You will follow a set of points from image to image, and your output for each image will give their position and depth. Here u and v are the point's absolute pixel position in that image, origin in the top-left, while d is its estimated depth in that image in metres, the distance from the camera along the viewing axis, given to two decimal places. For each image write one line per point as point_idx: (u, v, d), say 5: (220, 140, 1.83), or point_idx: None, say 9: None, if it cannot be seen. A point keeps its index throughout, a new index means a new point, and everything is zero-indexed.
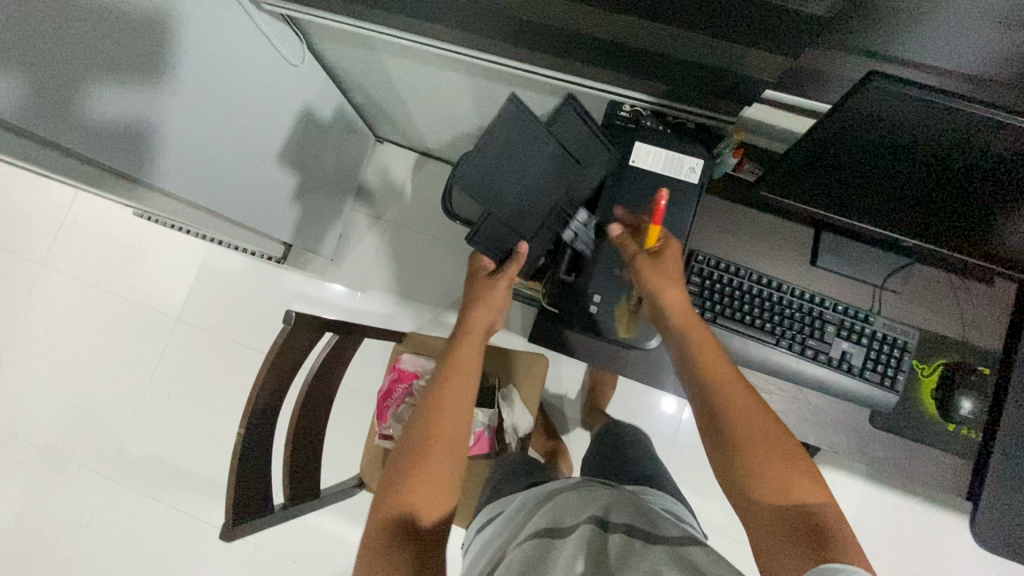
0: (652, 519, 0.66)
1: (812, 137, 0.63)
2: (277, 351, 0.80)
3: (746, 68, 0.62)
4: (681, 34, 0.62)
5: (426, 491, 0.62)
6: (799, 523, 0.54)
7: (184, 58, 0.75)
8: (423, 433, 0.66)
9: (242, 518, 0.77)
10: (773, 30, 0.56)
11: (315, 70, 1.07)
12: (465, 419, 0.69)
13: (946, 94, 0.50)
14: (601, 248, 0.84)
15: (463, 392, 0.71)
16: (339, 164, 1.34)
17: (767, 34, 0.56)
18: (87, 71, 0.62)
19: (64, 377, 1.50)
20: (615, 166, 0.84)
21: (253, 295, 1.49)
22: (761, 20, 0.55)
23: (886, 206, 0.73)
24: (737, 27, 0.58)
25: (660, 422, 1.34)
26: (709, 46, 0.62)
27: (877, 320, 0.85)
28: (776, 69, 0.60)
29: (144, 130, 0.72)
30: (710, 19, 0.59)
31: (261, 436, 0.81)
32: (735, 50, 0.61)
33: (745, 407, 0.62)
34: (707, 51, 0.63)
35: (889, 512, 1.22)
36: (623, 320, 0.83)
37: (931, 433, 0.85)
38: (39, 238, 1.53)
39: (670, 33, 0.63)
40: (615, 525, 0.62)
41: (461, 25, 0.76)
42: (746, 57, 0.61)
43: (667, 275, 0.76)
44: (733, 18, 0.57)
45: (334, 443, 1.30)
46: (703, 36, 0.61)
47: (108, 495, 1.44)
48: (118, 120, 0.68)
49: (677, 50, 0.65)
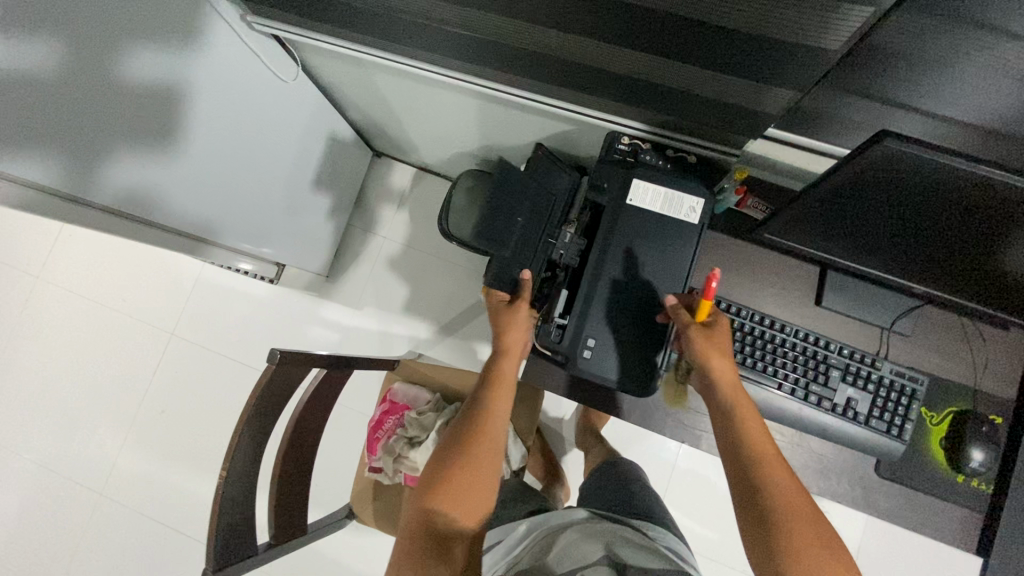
0: (659, 558, 0.65)
1: (821, 186, 0.61)
2: (264, 386, 0.77)
3: (754, 103, 0.60)
4: (684, 72, 0.59)
5: (463, 500, 0.63)
6: None
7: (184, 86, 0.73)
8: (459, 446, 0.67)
9: (224, 564, 0.75)
10: (783, 67, 0.53)
11: (312, 90, 1.04)
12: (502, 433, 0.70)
13: (954, 156, 0.50)
14: (598, 286, 0.78)
15: (502, 410, 0.72)
16: (336, 182, 1.32)
17: (775, 72, 0.54)
18: (78, 101, 0.60)
19: (57, 390, 1.48)
20: (614, 200, 0.79)
21: (249, 312, 1.46)
22: (770, 58, 0.53)
23: (888, 252, 0.71)
24: (744, 66, 0.55)
25: (659, 451, 1.30)
26: (714, 83, 0.60)
27: (884, 366, 0.82)
28: (783, 103, 0.58)
29: (135, 156, 0.70)
30: (717, 60, 0.56)
31: (247, 471, 0.79)
32: (740, 86, 0.58)
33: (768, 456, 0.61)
34: (713, 87, 0.60)
35: (897, 549, 1.17)
36: (669, 391, 0.89)
37: (938, 480, 0.83)
38: (34, 251, 1.52)
39: (673, 67, 0.59)
40: (625, 568, 0.61)
41: (459, 56, 0.74)
42: (754, 92, 0.59)
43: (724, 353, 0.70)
44: (740, 57, 0.54)
45: (326, 467, 1.27)
46: (706, 71, 0.58)
47: (97, 511, 1.42)
48: (106, 147, 0.66)
49: (681, 84, 0.62)
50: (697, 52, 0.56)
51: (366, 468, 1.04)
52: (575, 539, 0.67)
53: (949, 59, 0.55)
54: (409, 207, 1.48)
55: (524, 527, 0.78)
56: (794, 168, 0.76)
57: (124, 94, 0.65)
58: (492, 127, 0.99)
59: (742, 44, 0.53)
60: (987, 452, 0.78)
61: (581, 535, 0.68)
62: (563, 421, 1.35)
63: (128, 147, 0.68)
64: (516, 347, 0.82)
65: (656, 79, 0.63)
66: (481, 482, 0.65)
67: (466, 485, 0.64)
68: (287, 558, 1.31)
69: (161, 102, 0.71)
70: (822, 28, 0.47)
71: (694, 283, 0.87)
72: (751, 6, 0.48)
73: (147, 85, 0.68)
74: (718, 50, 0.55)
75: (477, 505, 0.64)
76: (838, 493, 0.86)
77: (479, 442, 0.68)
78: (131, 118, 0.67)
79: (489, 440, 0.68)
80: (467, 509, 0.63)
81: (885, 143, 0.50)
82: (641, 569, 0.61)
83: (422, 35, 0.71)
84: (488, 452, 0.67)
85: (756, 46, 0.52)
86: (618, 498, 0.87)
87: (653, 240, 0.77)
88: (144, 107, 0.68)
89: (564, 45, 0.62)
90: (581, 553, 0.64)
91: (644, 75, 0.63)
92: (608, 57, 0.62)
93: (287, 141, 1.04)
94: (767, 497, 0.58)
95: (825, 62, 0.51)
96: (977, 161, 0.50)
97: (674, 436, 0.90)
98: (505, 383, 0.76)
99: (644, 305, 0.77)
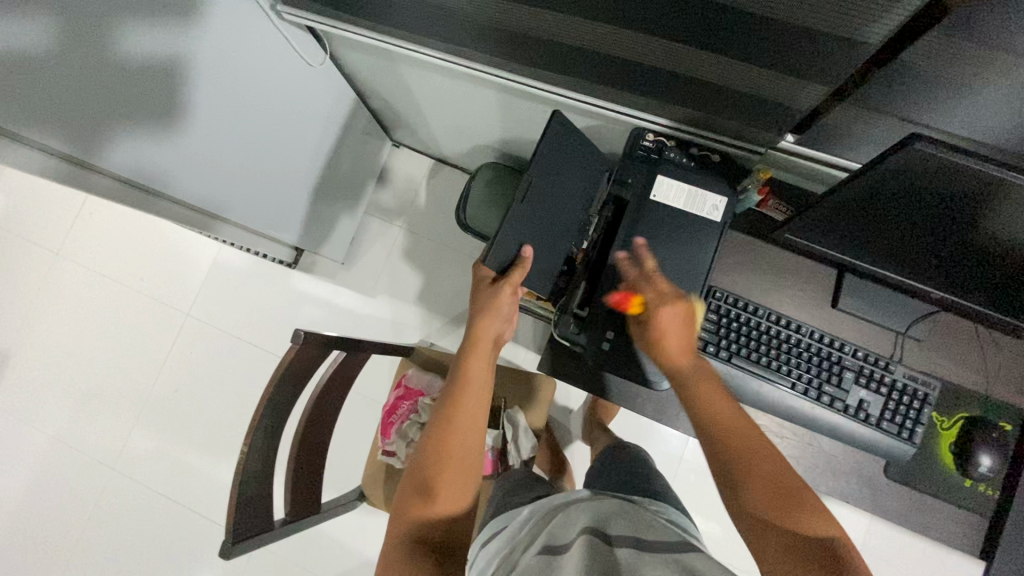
0: (658, 531, 0.65)
1: (848, 189, 0.62)
2: (287, 365, 0.79)
3: (786, 99, 0.61)
4: (715, 64, 0.60)
5: (449, 501, 0.63)
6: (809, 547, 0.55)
7: (201, 67, 0.74)
8: (439, 441, 0.66)
9: (241, 536, 0.77)
10: (816, 60, 0.54)
11: (334, 79, 1.06)
12: (481, 424, 0.69)
13: (966, 154, 0.51)
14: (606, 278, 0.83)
15: (478, 407, 0.70)
16: (353, 170, 1.33)
17: (809, 61, 0.54)
18: (97, 67, 0.62)
19: (72, 367, 1.50)
20: (701, 239, 0.81)
21: (264, 295, 1.48)
22: (800, 50, 0.54)
23: (905, 256, 0.72)
24: (776, 62, 0.56)
25: (666, 447, 1.31)
26: (745, 77, 0.61)
27: (897, 369, 0.84)
28: (814, 98, 0.59)
29: (148, 117, 0.71)
30: (754, 51, 0.56)
31: (267, 445, 0.80)
32: (770, 78, 0.59)
33: (740, 438, 0.63)
34: (746, 80, 0.61)
35: (901, 552, 1.18)
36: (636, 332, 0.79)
37: (945, 482, 0.84)
38: (54, 228, 1.54)
39: (708, 59, 0.60)
40: (621, 540, 0.62)
41: (487, 48, 0.74)
42: (785, 87, 0.59)
43: (677, 327, 0.73)
44: (777, 51, 0.55)
45: (339, 449, 1.30)
46: (738, 64, 0.59)
47: (109, 485, 1.44)
48: (112, 111, 0.67)
49: (710, 77, 0.63)
50: (735, 42, 0.56)
51: (380, 451, 1.07)
52: (570, 517, 0.68)
53: (964, 78, 0.53)
54: (426, 197, 1.49)
55: (526, 511, 0.78)
56: (819, 172, 0.75)
57: (139, 63, 0.66)
58: (515, 122, 1.00)
59: (780, 38, 0.53)
60: (996, 459, 0.79)
61: (579, 513, 0.69)
62: (572, 414, 1.37)
63: (141, 110, 0.69)
64: (489, 333, 0.81)
65: (686, 71, 0.64)
66: (454, 491, 0.64)
67: (448, 483, 0.63)
68: (296, 538, 1.34)
69: (174, 72, 0.71)
70: (855, 26, 0.48)
71: (712, 281, 0.88)
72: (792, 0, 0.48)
73: (165, 61, 0.69)
74: (755, 43, 0.55)
75: (458, 499, 0.64)
76: (846, 493, 0.88)
77: (446, 459, 0.65)
78: (145, 86, 0.68)
79: (460, 449, 0.66)
80: (453, 501, 0.64)
81: (915, 146, 0.51)
82: (637, 539, 0.62)
83: (451, 25, 0.72)
84: (463, 446, 0.66)
85: (793, 40, 0.53)
86: (624, 483, 0.89)
87: (674, 236, 0.81)
88: (152, 87, 0.69)
89: (595, 36, 0.63)
90: (575, 529, 0.65)
91: (675, 68, 0.64)
92: (641, 47, 0.62)
93: (308, 128, 1.05)
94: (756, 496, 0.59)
95: (861, 54, 0.51)
96: (983, 159, 0.51)
97: (685, 431, 0.91)
98: (476, 377, 0.73)
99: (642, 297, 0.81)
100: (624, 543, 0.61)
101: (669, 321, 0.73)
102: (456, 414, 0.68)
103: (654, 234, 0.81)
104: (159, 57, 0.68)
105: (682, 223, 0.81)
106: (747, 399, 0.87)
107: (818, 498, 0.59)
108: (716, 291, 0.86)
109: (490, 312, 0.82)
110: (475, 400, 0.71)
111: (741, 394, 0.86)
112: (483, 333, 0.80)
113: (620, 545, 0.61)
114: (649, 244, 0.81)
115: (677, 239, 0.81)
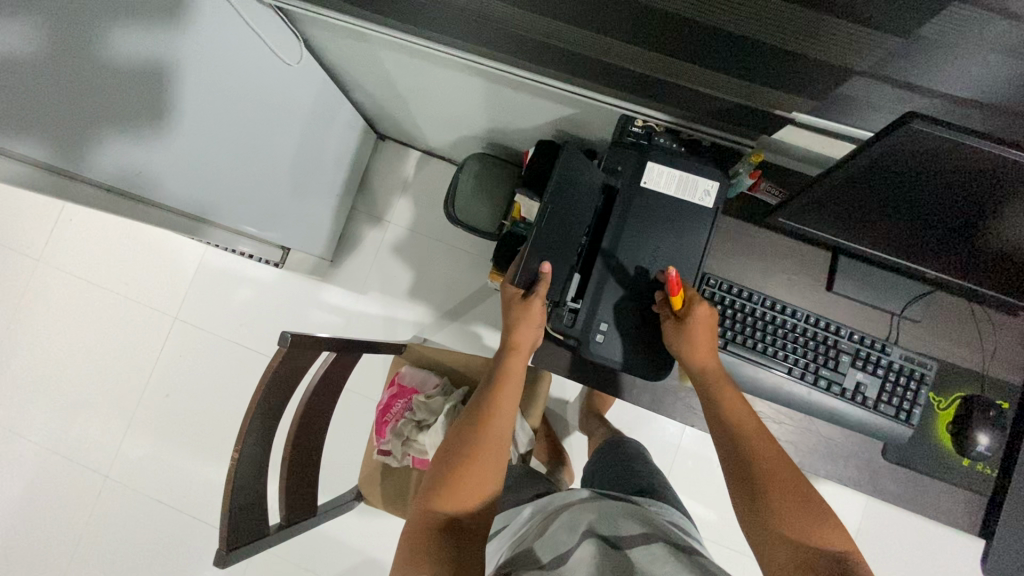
0: (662, 532, 0.64)
1: (843, 174, 0.60)
2: (275, 370, 0.76)
3: (748, 100, 0.62)
4: (686, 72, 0.61)
5: (468, 496, 0.61)
6: (815, 558, 0.56)
7: (173, 70, 0.70)
8: (467, 437, 0.66)
9: (236, 545, 0.76)
10: (788, 72, 0.55)
11: (317, 74, 1.02)
12: (510, 429, 0.69)
13: (966, 134, 0.49)
14: (592, 270, 0.81)
15: (508, 411, 0.70)
16: (339, 167, 1.30)
17: (776, 75, 0.56)
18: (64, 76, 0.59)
19: (61, 375, 1.48)
20: (694, 227, 0.79)
21: (253, 296, 1.46)
22: (767, 63, 0.55)
23: (901, 237, 0.71)
24: (748, 71, 0.57)
25: (663, 435, 1.31)
26: (717, 80, 0.61)
27: (894, 351, 0.84)
28: (783, 104, 0.61)
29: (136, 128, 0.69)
30: (723, 61, 0.57)
31: (259, 452, 0.78)
32: (744, 89, 0.61)
33: (753, 438, 0.66)
34: (714, 85, 0.62)
35: (896, 529, 1.20)
36: (669, 331, 0.75)
37: (943, 463, 0.84)
38: (34, 234, 1.50)
39: (682, 66, 0.60)
40: (627, 543, 0.61)
41: (470, 38, 0.71)
42: (755, 92, 0.61)
43: (705, 330, 0.74)
44: (741, 60, 0.56)
45: (336, 449, 1.29)
46: (708, 70, 0.59)
47: (106, 495, 1.42)
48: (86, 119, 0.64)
49: (684, 82, 0.63)
50: (700, 51, 0.56)
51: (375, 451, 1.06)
52: (573, 514, 0.67)
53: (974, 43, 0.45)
54: (415, 191, 1.47)
55: (530, 509, 0.77)
56: (810, 154, 0.74)
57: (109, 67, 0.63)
58: (503, 111, 0.97)
59: (756, 52, 0.54)
60: (995, 437, 0.79)
61: (584, 510, 0.68)
62: (569, 404, 1.36)
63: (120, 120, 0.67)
64: (526, 343, 0.78)
65: (668, 78, 0.63)
66: (484, 481, 0.63)
67: (472, 477, 0.62)
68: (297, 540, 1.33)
69: (149, 77, 0.68)
70: (832, 43, 0.50)
71: (706, 268, 0.87)
72: (764, 18, 0.49)
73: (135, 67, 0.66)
74: (722, 51, 0.55)
75: (479, 495, 0.62)
76: (845, 477, 0.87)
77: (477, 448, 0.64)
78: (114, 94, 0.65)
79: (489, 447, 0.65)
80: (473, 496, 0.62)
81: (912, 125, 0.48)
82: (645, 537, 0.62)
83: (433, 12, 0.68)
84: (491, 445, 0.65)
85: (766, 54, 0.54)
86: (623, 477, 0.88)
87: (667, 224, 0.79)
88: (133, 91, 0.67)
89: (570, 37, 0.62)
90: (577, 529, 0.64)
91: (658, 74, 0.64)
92: (619, 52, 0.61)
93: (294, 127, 1.02)
94: (770, 501, 0.60)
95: (824, 72, 0.53)
96: (984, 138, 0.49)
97: (683, 420, 0.91)
98: (510, 385, 0.73)
99: (635, 291, 0.79)
100: (628, 545, 0.61)
101: (705, 322, 0.73)
102: (490, 415, 0.68)
103: (647, 222, 0.79)
104: (140, 57, 0.66)
105: (674, 213, 0.79)
106: (744, 385, 0.86)
107: (830, 505, 0.60)
108: (712, 278, 0.86)
109: (527, 322, 0.77)
110: (510, 400, 0.71)
111: (737, 380, 0.85)
112: (520, 344, 0.78)
113: (624, 548, 0.60)
114: (642, 234, 0.79)
115: (672, 227, 0.79)
